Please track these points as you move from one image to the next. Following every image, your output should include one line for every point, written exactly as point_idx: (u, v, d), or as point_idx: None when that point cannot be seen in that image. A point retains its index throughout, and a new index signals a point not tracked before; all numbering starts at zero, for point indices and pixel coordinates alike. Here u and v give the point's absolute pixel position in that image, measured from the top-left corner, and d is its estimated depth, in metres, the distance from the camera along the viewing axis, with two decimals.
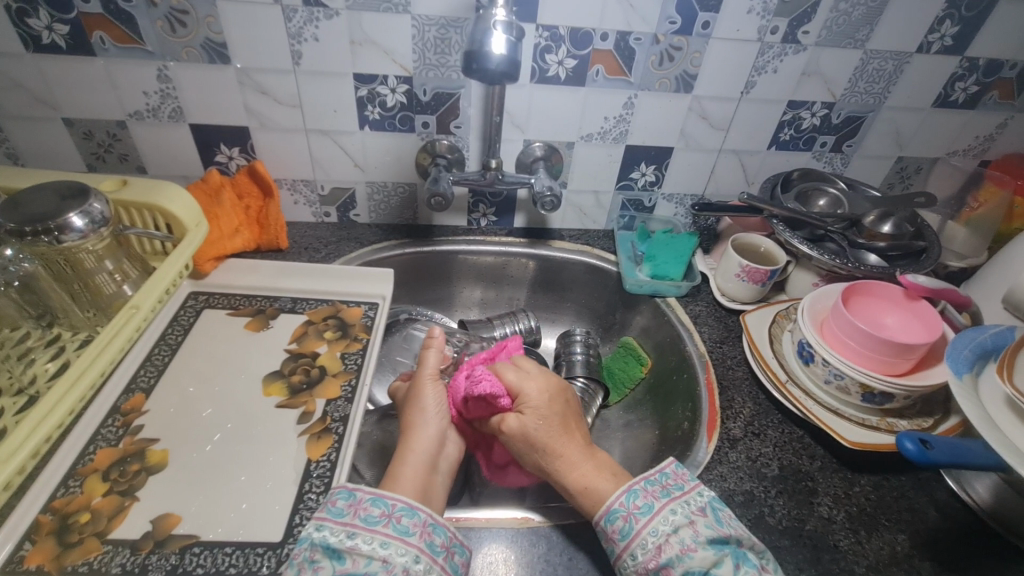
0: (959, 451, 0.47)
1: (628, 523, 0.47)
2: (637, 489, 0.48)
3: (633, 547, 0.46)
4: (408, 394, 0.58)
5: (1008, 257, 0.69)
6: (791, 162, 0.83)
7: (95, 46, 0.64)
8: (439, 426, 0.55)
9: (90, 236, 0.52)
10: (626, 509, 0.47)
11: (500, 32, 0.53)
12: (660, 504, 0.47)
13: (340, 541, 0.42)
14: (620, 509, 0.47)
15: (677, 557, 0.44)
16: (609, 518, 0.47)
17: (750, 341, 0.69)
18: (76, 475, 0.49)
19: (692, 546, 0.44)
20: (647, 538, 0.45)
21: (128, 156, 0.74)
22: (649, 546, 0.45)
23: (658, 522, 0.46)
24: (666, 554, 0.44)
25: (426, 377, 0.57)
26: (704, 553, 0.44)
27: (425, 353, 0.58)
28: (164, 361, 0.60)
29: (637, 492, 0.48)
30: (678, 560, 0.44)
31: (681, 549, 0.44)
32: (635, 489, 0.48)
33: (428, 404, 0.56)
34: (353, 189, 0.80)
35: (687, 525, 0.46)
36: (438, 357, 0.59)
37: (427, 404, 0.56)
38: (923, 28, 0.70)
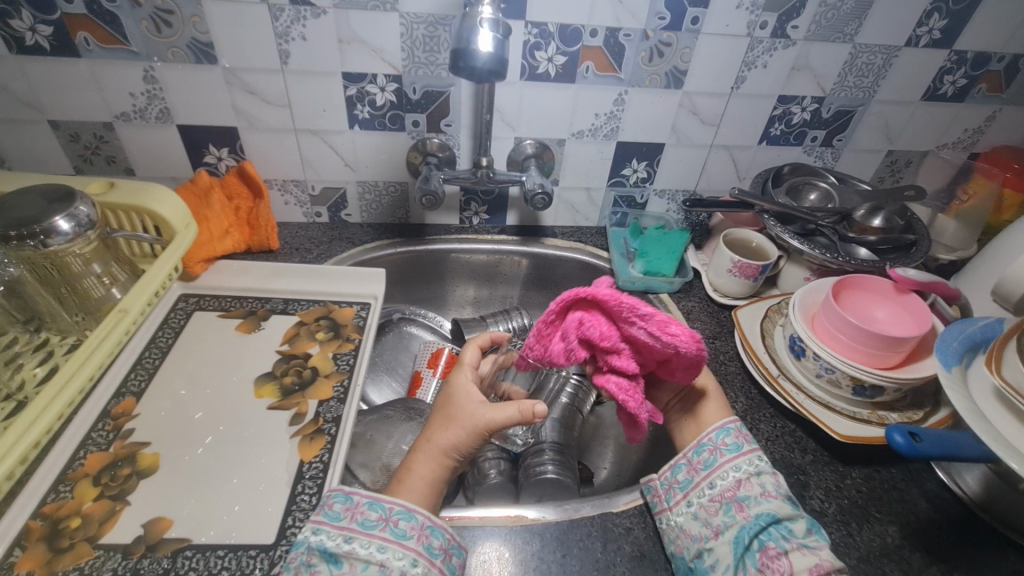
0: (949, 443, 0.47)
1: (713, 456, 0.52)
2: (730, 428, 0.53)
3: (713, 478, 0.51)
4: (439, 407, 0.52)
5: (998, 249, 0.69)
6: (783, 157, 0.83)
7: (80, 47, 0.63)
8: (437, 459, 0.50)
9: (77, 239, 0.52)
10: (714, 444, 0.53)
11: (485, 30, 0.53)
12: (749, 448, 0.52)
13: (337, 545, 0.42)
14: (709, 443, 0.53)
15: (754, 497, 0.48)
16: (700, 450, 0.53)
17: (742, 337, 0.69)
18: (66, 480, 0.49)
19: (772, 493, 0.48)
20: (729, 473, 0.51)
21: (116, 158, 0.73)
22: (728, 480, 0.50)
23: (742, 462, 0.51)
24: (745, 491, 0.49)
25: (469, 424, 0.49)
26: (782, 502, 0.48)
27: (513, 406, 0.48)
28: (154, 364, 0.59)
29: (730, 432, 0.53)
30: (755, 500, 0.48)
31: (759, 492, 0.48)
32: (729, 429, 0.53)
33: (445, 445, 0.50)
34: (344, 189, 0.80)
35: (770, 473, 0.50)
36: (515, 415, 0.48)
37: (437, 442, 0.50)
38: (911, 22, 0.70)
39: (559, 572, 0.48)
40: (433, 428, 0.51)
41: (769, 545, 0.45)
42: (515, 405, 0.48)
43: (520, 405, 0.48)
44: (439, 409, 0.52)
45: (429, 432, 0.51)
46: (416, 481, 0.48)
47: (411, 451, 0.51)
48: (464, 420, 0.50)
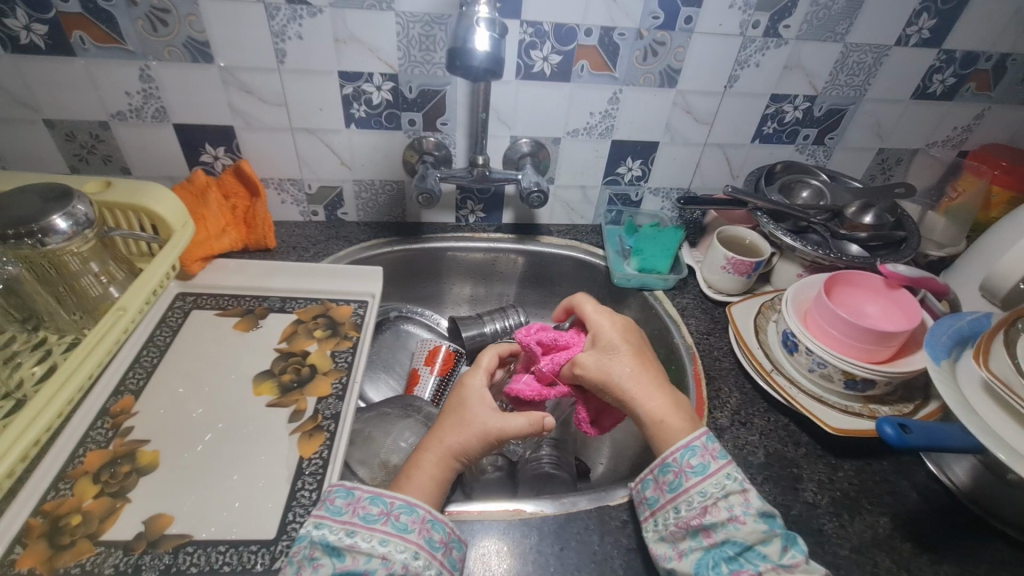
0: (938, 435, 0.48)
1: (678, 478, 0.48)
2: (695, 447, 0.49)
3: (678, 501, 0.48)
4: (446, 412, 0.53)
5: (986, 245, 0.71)
6: (775, 155, 0.84)
7: (75, 46, 0.63)
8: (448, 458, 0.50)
9: (75, 238, 0.52)
10: (677, 465, 0.48)
11: (482, 29, 0.53)
12: (716, 465, 0.48)
13: (340, 539, 0.43)
14: (672, 463, 0.49)
15: (721, 522, 0.45)
16: (663, 469, 0.49)
17: (737, 332, 0.70)
18: (66, 478, 0.49)
19: (741, 518, 0.45)
20: (694, 497, 0.47)
21: (112, 158, 0.73)
22: (694, 505, 0.47)
23: (708, 484, 0.47)
24: (710, 518, 0.46)
25: (479, 429, 0.50)
26: (754, 526, 0.44)
27: (525, 420, 0.50)
28: (152, 362, 0.60)
29: (695, 450, 0.49)
30: (721, 526, 0.45)
31: (727, 517, 0.45)
32: (693, 446, 0.49)
33: (450, 446, 0.50)
34: (341, 188, 0.80)
35: (739, 493, 0.46)
36: (524, 426, 0.50)
37: (441, 441, 0.51)
38: (901, 22, 0.71)
39: (557, 564, 0.49)
40: (443, 428, 0.51)
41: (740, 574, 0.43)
42: (526, 416, 0.50)
43: (529, 416, 0.50)
44: (450, 412, 0.53)
45: (438, 431, 0.51)
46: (415, 475, 0.49)
47: (414, 451, 0.52)
48: (474, 425, 0.50)
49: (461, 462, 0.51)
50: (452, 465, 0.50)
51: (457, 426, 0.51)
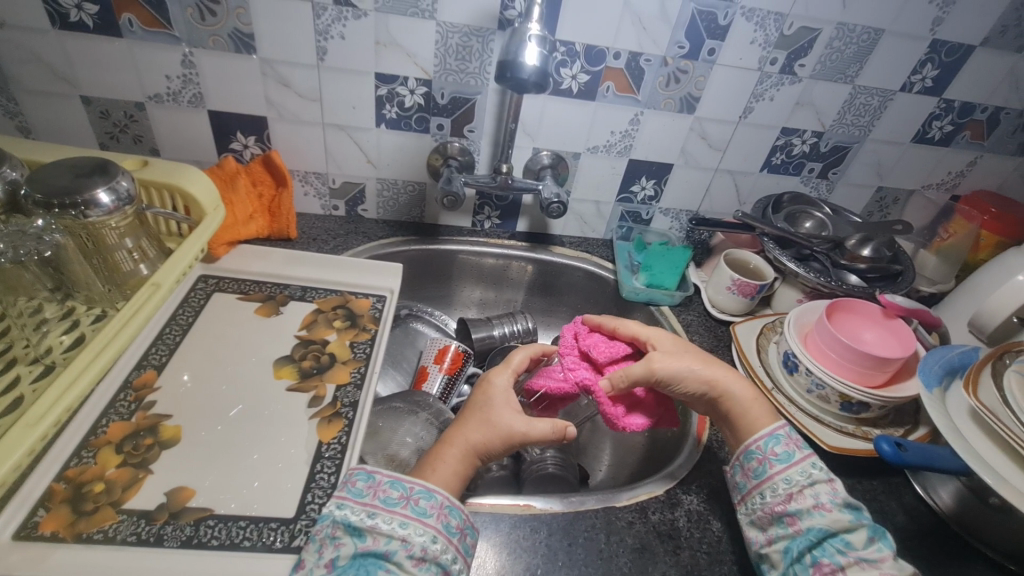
0: (931, 455, 0.52)
1: (763, 465, 0.51)
2: (779, 436, 0.52)
3: (764, 487, 0.51)
4: (469, 413, 0.55)
5: (976, 284, 0.75)
6: (781, 185, 0.88)
7: (123, 27, 0.65)
8: (470, 452, 0.52)
9: (115, 213, 0.54)
10: (762, 453, 0.52)
11: (532, 44, 0.57)
12: (799, 456, 0.51)
13: (361, 520, 0.44)
14: (757, 452, 0.52)
15: (806, 510, 0.48)
16: (748, 459, 0.53)
17: (739, 350, 0.73)
18: (88, 447, 0.50)
19: (827, 506, 0.47)
20: (779, 484, 0.50)
21: (143, 138, 0.75)
22: (779, 492, 0.49)
23: (794, 472, 0.50)
24: (795, 504, 0.48)
25: (504, 431, 0.52)
26: (838, 515, 0.47)
27: (550, 427, 0.52)
28: (175, 340, 0.61)
29: (780, 439, 0.52)
30: (807, 513, 0.48)
31: (813, 505, 0.48)
32: (780, 437, 0.52)
33: (473, 443, 0.52)
34: (364, 185, 0.82)
35: (825, 482, 0.49)
36: (546, 432, 0.52)
37: (464, 439, 0.52)
38: (907, 70, 0.75)
39: (565, 559, 0.50)
40: (465, 426, 0.53)
41: (823, 561, 0.45)
42: (549, 422, 0.52)
43: (554, 422, 0.53)
44: (471, 413, 0.54)
45: (463, 429, 0.53)
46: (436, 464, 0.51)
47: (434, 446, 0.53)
48: (496, 424, 0.52)
49: (482, 457, 0.52)
50: (472, 459, 0.52)
51: (482, 423, 0.53)
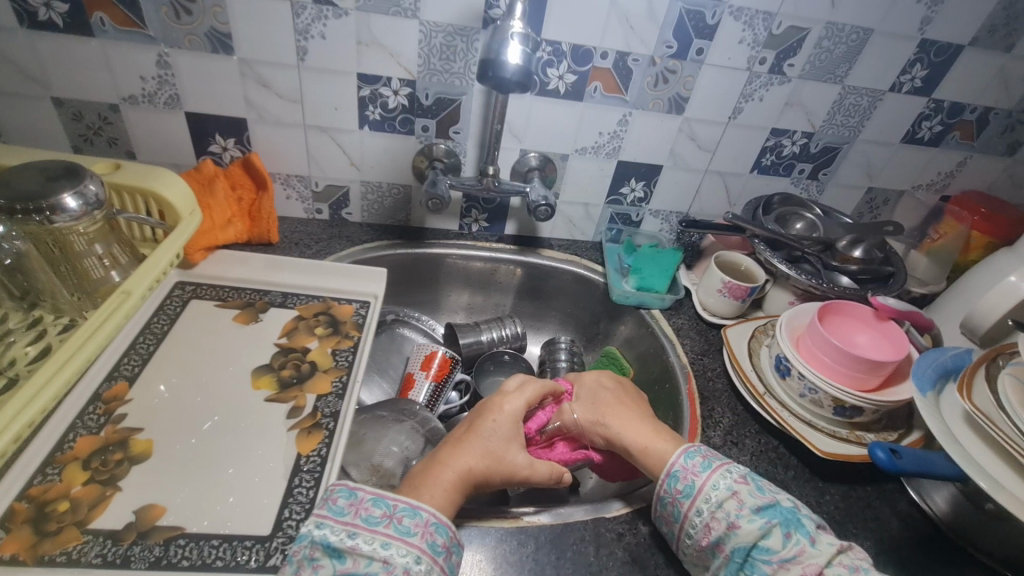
0: (927, 462, 0.50)
1: (676, 507, 0.49)
2: (676, 472, 0.50)
3: (687, 527, 0.48)
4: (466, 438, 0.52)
5: (967, 286, 0.74)
6: (771, 186, 0.87)
7: (94, 26, 0.63)
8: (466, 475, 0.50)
9: (83, 218, 0.51)
10: (670, 495, 0.50)
11: (515, 42, 0.55)
12: (701, 480, 0.49)
13: (341, 540, 0.42)
14: (666, 495, 0.50)
15: (725, 534, 0.46)
16: (663, 504, 0.50)
17: (731, 354, 0.71)
18: (54, 463, 0.47)
19: (738, 522, 0.46)
20: (695, 519, 0.48)
21: (118, 141, 0.72)
22: (699, 526, 0.47)
23: (701, 502, 0.48)
24: (715, 533, 0.46)
25: (508, 471, 0.51)
26: (749, 527, 0.45)
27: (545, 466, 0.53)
28: (149, 350, 0.59)
29: (678, 475, 0.50)
30: (726, 537, 0.46)
31: (727, 526, 0.46)
32: (675, 472, 0.50)
33: (473, 470, 0.50)
34: (348, 188, 0.81)
35: (731, 497, 0.47)
36: (545, 474, 0.53)
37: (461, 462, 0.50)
38: (896, 70, 0.75)
39: (553, 573, 0.49)
40: (465, 453, 0.51)
41: None
42: (548, 467, 0.53)
43: (552, 467, 0.54)
44: (473, 440, 0.52)
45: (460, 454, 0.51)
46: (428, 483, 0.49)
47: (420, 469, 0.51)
48: (502, 459, 0.52)
49: (476, 489, 0.51)
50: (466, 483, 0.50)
51: (485, 453, 0.51)
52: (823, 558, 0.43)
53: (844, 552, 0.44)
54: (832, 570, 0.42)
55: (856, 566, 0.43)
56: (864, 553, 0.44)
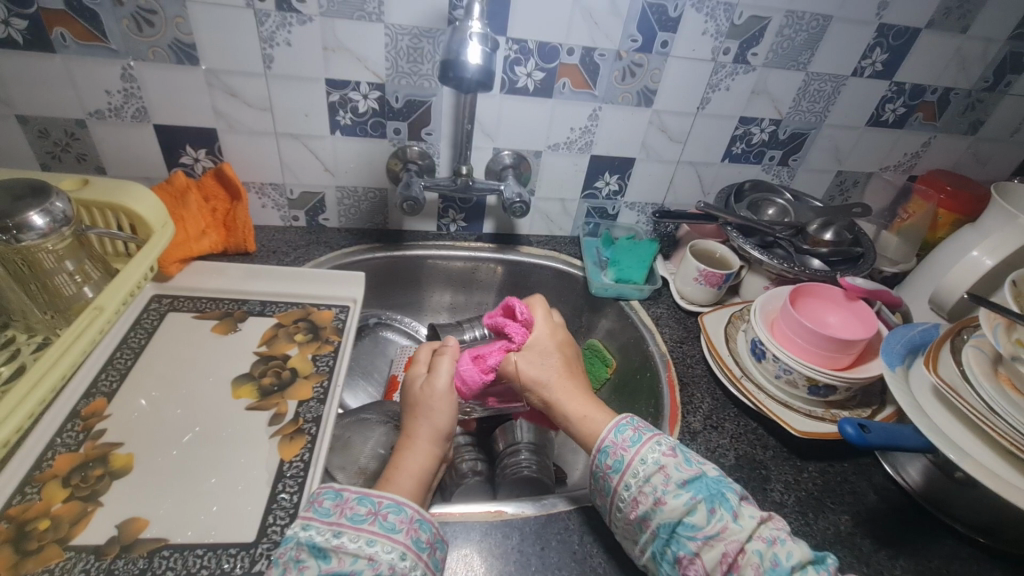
0: (895, 435, 0.52)
1: (607, 482, 0.50)
2: (607, 447, 0.51)
3: (617, 502, 0.49)
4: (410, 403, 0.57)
5: (935, 262, 0.76)
6: (743, 174, 0.89)
7: (55, 42, 0.62)
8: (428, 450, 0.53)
9: (52, 235, 0.51)
10: (601, 470, 0.51)
11: (475, 43, 0.56)
12: (630, 456, 0.50)
13: (326, 540, 0.42)
14: (598, 470, 0.51)
15: (652, 509, 0.47)
16: (596, 478, 0.51)
17: (708, 341, 0.73)
18: (33, 482, 0.47)
19: (664, 498, 0.47)
20: (624, 494, 0.49)
21: (86, 156, 0.72)
22: (626, 501, 0.49)
23: (630, 477, 0.49)
24: (642, 508, 0.47)
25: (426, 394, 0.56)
26: (675, 503, 0.46)
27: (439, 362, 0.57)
28: (126, 364, 0.58)
29: (608, 450, 0.51)
30: (653, 512, 0.47)
31: (654, 501, 0.47)
32: (607, 448, 0.51)
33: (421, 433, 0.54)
34: (323, 194, 0.81)
35: (658, 472, 0.48)
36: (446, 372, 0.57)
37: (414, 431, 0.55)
38: (857, 54, 0.76)
39: (538, 563, 0.50)
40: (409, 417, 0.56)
41: (681, 555, 0.45)
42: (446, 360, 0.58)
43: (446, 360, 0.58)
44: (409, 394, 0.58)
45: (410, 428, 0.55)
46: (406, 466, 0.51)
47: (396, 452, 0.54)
48: (450, 406, 0.56)
49: (445, 440, 0.55)
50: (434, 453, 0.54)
51: (441, 411, 0.55)
52: (745, 533, 0.44)
53: (764, 523, 0.46)
54: (750, 544, 0.44)
55: (774, 538, 0.44)
56: (781, 523, 0.47)
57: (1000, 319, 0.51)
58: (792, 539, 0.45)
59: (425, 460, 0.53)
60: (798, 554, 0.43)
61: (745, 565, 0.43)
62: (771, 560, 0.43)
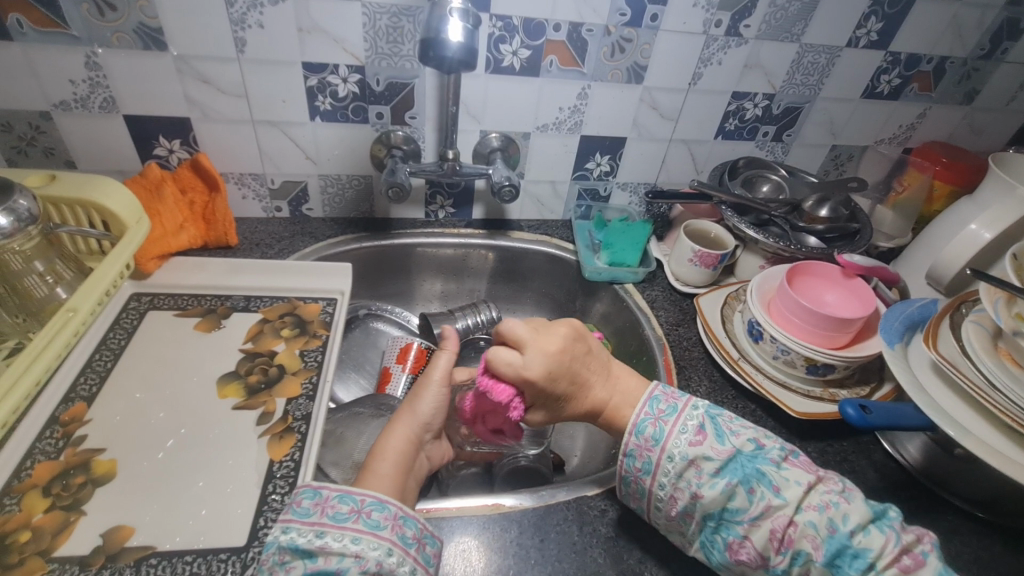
0: (896, 415, 0.52)
1: (639, 485, 0.50)
2: (632, 452, 0.50)
3: (655, 502, 0.49)
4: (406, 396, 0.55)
5: (931, 236, 0.75)
6: (737, 151, 0.87)
7: (11, 29, 0.58)
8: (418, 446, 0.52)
9: (17, 235, 0.48)
10: (632, 474, 0.50)
11: (455, 19, 0.53)
12: (657, 457, 0.49)
13: (309, 541, 0.41)
14: (628, 475, 0.50)
15: (692, 502, 0.47)
16: (626, 483, 0.50)
17: (705, 323, 0.71)
18: (11, 493, 0.46)
19: (703, 489, 0.46)
20: (661, 494, 0.48)
21: (54, 150, 0.69)
22: (666, 500, 0.48)
23: (663, 477, 0.48)
24: (681, 503, 0.47)
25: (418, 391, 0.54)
26: (713, 493, 0.46)
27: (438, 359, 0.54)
28: (106, 366, 0.57)
29: (634, 454, 0.50)
30: (695, 505, 0.47)
31: (692, 495, 0.47)
32: (631, 451, 0.50)
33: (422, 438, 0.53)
34: (306, 182, 0.78)
35: (689, 465, 0.47)
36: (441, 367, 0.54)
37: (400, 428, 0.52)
38: (852, 24, 0.74)
39: (537, 556, 0.49)
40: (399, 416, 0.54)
41: (732, 540, 0.45)
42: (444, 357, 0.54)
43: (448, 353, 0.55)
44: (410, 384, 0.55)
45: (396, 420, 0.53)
46: (397, 458, 0.50)
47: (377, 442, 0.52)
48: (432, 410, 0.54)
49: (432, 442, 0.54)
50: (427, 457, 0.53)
51: (426, 397, 0.54)
52: (792, 507, 0.44)
53: (811, 489, 0.45)
54: (801, 516, 0.44)
55: (824, 503, 0.44)
56: (833, 482, 0.46)
57: (1001, 293, 0.50)
58: (847, 498, 0.45)
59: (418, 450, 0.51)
60: (855, 516, 0.43)
61: (798, 539, 0.43)
62: (827, 527, 0.43)
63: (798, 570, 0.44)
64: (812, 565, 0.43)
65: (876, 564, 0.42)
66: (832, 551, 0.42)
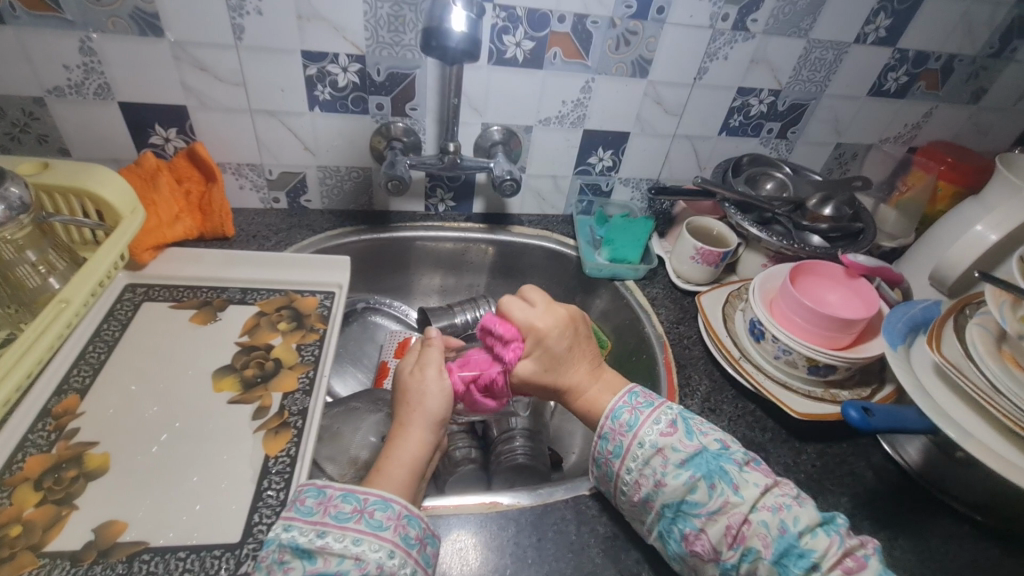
0: (897, 418, 0.51)
1: (609, 467, 0.50)
2: (605, 435, 0.50)
3: (620, 485, 0.49)
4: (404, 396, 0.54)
5: (935, 237, 0.74)
6: (740, 148, 0.86)
7: (3, 12, 0.57)
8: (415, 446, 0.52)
9: (9, 224, 0.48)
10: (603, 456, 0.50)
11: (459, 8, 0.52)
12: (628, 442, 0.49)
13: (310, 541, 0.41)
14: (600, 457, 0.50)
15: (654, 491, 0.47)
16: (598, 465, 0.51)
17: (707, 322, 0.71)
18: (3, 486, 0.45)
19: (665, 478, 0.46)
20: (626, 477, 0.48)
21: (48, 137, 0.67)
22: (629, 485, 0.48)
23: (630, 461, 0.48)
24: (644, 490, 0.47)
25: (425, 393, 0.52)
26: (675, 483, 0.46)
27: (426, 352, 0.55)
28: (100, 358, 0.56)
29: (607, 437, 0.50)
30: (655, 493, 0.47)
31: (655, 483, 0.47)
32: (606, 434, 0.50)
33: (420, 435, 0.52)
34: (304, 173, 0.77)
35: (656, 454, 0.47)
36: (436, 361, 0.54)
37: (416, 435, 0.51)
38: (861, 20, 0.73)
39: (534, 555, 0.48)
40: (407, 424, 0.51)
41: (687, 531, 0.45)
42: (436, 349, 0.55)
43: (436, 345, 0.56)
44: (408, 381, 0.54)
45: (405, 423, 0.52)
46: (393, 454, 0.49)
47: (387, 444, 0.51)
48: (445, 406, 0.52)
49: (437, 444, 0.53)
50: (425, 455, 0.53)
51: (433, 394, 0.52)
52: (747, 505, 0.43)
53: (768, 490, 0.44)
54: (756, 515, 0.43)
55: (779, 505, 0.43)
56: (788, 486, 0.45)
57: (1006, 296, 0.49)
58: (800, 503, 0.44)
59: (417, 449, 0.50)
60: (804, 519, 0.42)
61: (750, 537, 0.43)
62: (777, 529, 0.42)
63: (746, 568, 0.43)
64: (760, 564, 0.42)
65: (821, 566, 0.41)
66: (780, 550, 0.41)
